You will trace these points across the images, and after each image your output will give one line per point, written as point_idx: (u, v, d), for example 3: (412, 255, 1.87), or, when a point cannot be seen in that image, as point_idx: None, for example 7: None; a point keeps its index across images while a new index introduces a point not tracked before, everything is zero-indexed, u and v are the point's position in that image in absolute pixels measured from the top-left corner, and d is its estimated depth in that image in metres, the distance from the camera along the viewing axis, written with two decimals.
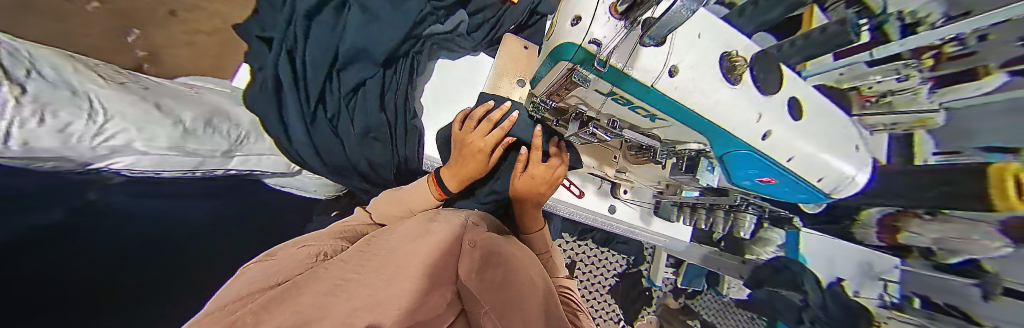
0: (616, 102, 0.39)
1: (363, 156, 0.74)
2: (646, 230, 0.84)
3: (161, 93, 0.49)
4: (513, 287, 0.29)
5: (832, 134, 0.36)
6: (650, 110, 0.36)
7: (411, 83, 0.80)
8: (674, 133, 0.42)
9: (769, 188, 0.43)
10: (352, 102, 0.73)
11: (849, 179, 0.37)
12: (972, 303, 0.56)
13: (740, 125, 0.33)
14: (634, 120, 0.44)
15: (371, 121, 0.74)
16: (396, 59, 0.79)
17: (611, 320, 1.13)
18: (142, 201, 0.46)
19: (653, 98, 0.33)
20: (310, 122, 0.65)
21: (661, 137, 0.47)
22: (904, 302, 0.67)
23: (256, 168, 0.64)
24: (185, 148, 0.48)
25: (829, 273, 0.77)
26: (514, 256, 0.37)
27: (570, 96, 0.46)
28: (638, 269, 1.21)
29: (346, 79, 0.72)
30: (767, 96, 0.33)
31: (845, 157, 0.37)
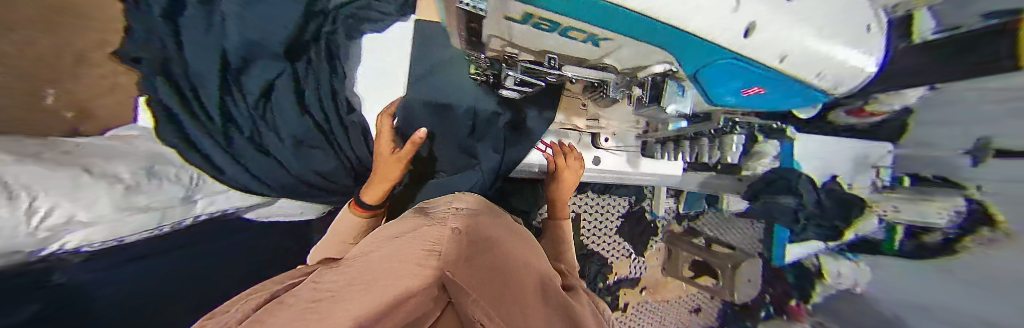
0: (542, 28, 0.27)
1: (306, 167, 0.67)
2: (633, 174, 0.81)
3: (83, 154, 0.43)
4: (510, 271, 0.27)
5: (851, 15, 0.28)
6: (582, 28, 0.25)
7: (334, 73, 0.71)
8: (627, 55, 0.34)
9: (760, 97, 0.38)
10: (268, 112, 0.62)
11: (856, 72, 0.33)
12: (958, 170, 0.65)
13: (726, 31, 0.22)
14: (577, 52, 0.34)
15: (302, 128, 0.65)
16: (305, 47, 0.65)
17: (623, 255, 1.24)
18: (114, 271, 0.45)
19: (592, 12, 0.20)
20: (227, 147, 0.57)
21: (614, 67, 0.39)
22: (895, 183, 0.75)
23: (230, 206, 0.62)
24: (137, 206, 0.45)
25: (824, 172, 0.79)
26: (501, 239, 0.35)
27: (487, 36, 0.33)
28: (640, 206, 1.25)
29: (251, 85, 0.58)
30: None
31: (853, 40, 0.29)
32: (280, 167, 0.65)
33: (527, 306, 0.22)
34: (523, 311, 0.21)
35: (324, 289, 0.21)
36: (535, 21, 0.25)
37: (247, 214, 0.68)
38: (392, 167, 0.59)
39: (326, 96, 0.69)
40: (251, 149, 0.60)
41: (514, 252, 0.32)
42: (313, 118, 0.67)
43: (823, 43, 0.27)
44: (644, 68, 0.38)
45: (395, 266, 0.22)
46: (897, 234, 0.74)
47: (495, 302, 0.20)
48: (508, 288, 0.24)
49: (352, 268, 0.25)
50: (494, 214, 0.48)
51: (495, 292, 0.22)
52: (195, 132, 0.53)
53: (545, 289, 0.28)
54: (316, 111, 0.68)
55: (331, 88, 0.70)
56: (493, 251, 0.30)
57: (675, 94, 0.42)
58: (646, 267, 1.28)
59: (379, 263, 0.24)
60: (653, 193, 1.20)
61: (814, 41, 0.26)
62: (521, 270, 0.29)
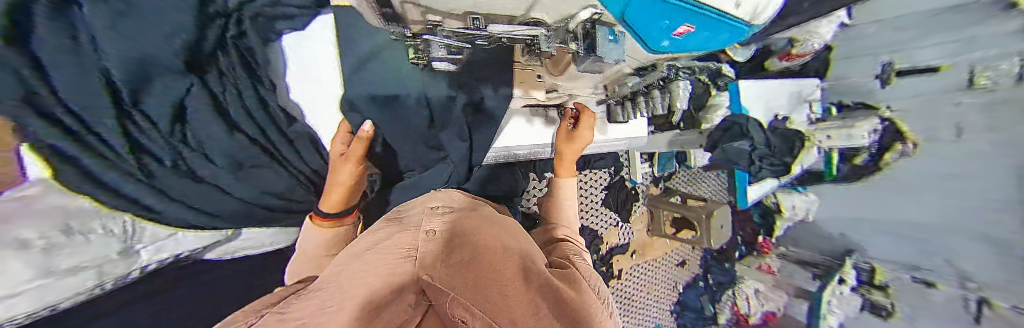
0: None
1: (255, 188, 0.61)
2: (605, 140, 0.85)
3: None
4: (484, 261, 0.26)
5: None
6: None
7: (255, 79, 0.56)
8: (558, 6, 0.28)
9: (698, 46, 0.32)
10: (189, 133, 0.50)
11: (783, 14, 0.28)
12: (870, 94, 0.81)
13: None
14: (500, 7, 0.27)
15: (232, 150, 0.55)
16: (218, 48, 0.50)
17: (611, 224, 1.31)
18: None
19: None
20: (146, 180, 0.46)
21: (548, 22, 0.34)
22: (825, 114, 0.86)
23: (180, 250, 0.56)
24: (59, 269, 0.39)
25: (769, 113, 0.87)
26: (477, 229, 0.34)
27: (398, 3, 0.27)
28: (619, 176, 1.31)
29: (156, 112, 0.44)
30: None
31: None
32: (217, 194, 0.56)
33: (509, 288, 0.22)
34: (503, 291, 0.21)
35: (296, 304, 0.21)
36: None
37: (211, 255, 0.63)
38: (342, 169, 0.56)
39: (254, 106, 0.56)
40: (179, 179, 0.51)
41: (493, 240, 0.32)
42: (249, 135, 0.56)
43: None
44: (571, 17, 0.33)
45: (355, 289, 0.20)
46: (834, 159, 0.85)
47: (473, 294, 0.20)
48: (487, 278, 0.23)
49: (324, 288, 0.24)
50: (470, 205, 0.47)
51: (474, 280, 0.22)
52: (106, 177, 0.42)
53: (528, 265, 0.28)
54: (251, 125, 0.56)
55: (259, 98, 0.57)
56: (469, 242, 0.30)
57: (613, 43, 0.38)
58: (633, 231, 1.37)
59: (342, 284, 0.22)
60: (628, 161, 1.25)
61: None
62: (500, 253, 0.29)
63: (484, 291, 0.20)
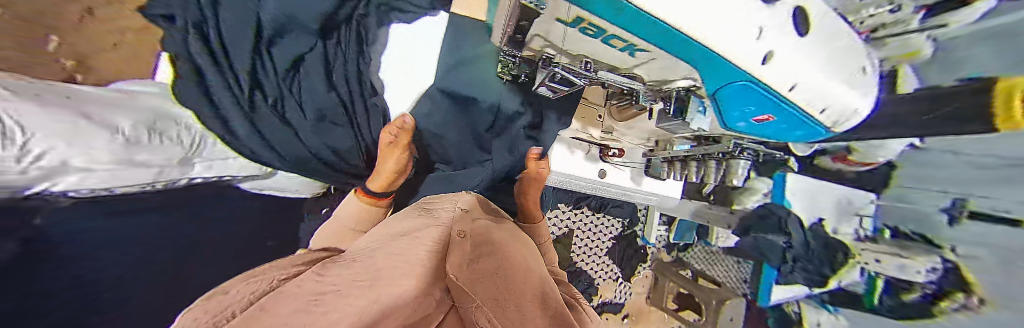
0: (585, 33, 0.29)
1: (322, 142, 0.67)
2: (636, 190, 0.84)
3: (86, 100, 0.41)
4: (502, 276, 0.30)
5: (843, 57, 0.29)
6: (626, 37, 0.26)
7: (361, 55, 0.71)
8: (660, 70, 0.35)
9: (767, 128, 0.39)
10: (296, 83, 0.64)
11: (856, 113, 0.33)
12: (937, 229, 0.66)
13: (742, 53, 0.22)
14: (610, 58, 0.35)
15: (321, 102, 0.65)
16: (337, 26, 0.67)
17: (610, 277, 1.24)
18: (82, 227, 0.41)
19: (639, 22, 0.20)
20: (251, 111, 0.57)
21: (644, 79, 0.41)
22: (877, 234, 0.76)
23: (226, 174, 0.62)
24: (134, 161, 0.45)
25: (812, 214, 0.83)
26: (500, 244, 0.39)
27: (530, 36, 0.35)
28: (632, 229, 1.26)
29: (279, 56, 0.61)
30: (768, 6, 0.22)
31: (853, 83, 0.31)
32: (296, 139, 0.64)
33: (525, 300, 0.26)
34: (520, 304, 0.24)
35: (328, 282, 0.26)
36: (584, 24, 0.26)
37: (243, 184, 0.69)
38: (389, 156, 0.62)
39: (353, 79, 0.70)
40: (273, 118, 0.60)
41: (515, 260, 0.36)
42: (338, 94, 0.68)
43: (831, 79, 0.28)
44: (668, 82, 0.40)
45: (390, 279, 0.25)
46: (877, 288, 0.75)
47: (493, 303, 0.24)
48: (504, 291, 0.27)
49: (361, 269, 0.29)
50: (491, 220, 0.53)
51: (495, 294, 0.26)
52: (222, 100, 0.53)
53: (545, 289, 0.31)
54: (342, 89, 0.68)
55: (357, 70, 0.71)
56: (492, 259, 0.33)
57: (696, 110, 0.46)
58: (632, 293, 1.28)
59: (382, 269, 0.28)
60: (646, 217, 1.21)
61: (825, 76, 0.28)
62: (521, 276, 0.32)
63: (499, 308, 0.23)
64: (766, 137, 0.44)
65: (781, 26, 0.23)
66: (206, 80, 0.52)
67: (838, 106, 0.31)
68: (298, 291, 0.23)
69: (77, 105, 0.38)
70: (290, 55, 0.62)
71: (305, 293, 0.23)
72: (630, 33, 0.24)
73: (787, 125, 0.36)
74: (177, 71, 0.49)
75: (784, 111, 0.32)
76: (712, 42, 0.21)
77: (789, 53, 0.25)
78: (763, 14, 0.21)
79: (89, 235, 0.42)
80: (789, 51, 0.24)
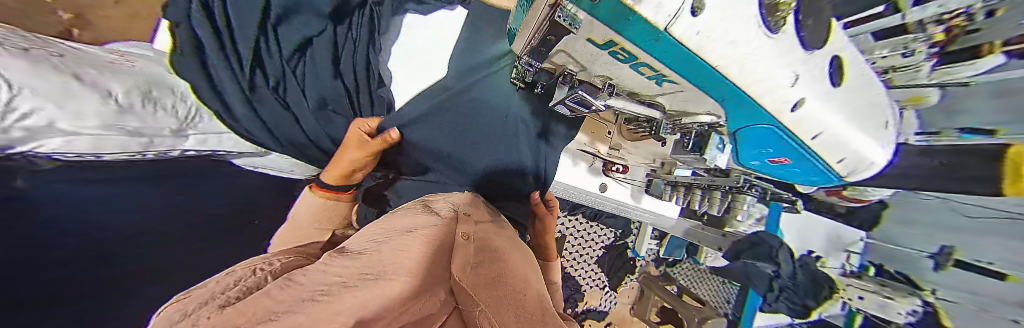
0: (615, 57, 0.28)
1: (322, 130, 0.71)
2: (635, 207, 0.84)
3: (75, 62, 0.41)
4: (502, 287, 0.29)
5: (868, 111, 0.30)
6: (657, 68, 0.25)
7: (370, 43, 0.72)
8: (683, 102, 0.34)
9: (780, 169, 0.39)
10: (299, 66, 0.68)
11: (871, 166, 0.34)
12: (922, 271, 0.67)
13: (770, 94, 0.23)
14: (636, 84, 0.35)
15: (324, 90, 0.69)
16: (348, 13, 0.72)
17: (597, 285, 1.24)
18: (75, 188, 0.39)
19: (675, 55, 0.21)
20: (249, 92, 0.61)
21: (665, 107, 0.40)
22: (862, 270, 0.76)
23: (218, 149, 0.61)
24: (123, 128, 0.45)
25: (802, 246, 0.84)
26: (501, 259, 0.39)
27: (555, 51, 0.34)
28: (624, 241, 1.27)
29: (284, 36, 0.66)
30: (807, 53, 0.23)
31: (873, 135, 0.31)
32: (294, 123, 0.68)
33: (526, 314, 0.25)
34: (521, 317, 0.24)
35: (332, 273, 0.27)
36: (615, 48, 0.25)
37: (236, 160, 0.67)
38: (349, 151, 0.60)
39: (360, 68, 0.72)
40: (270, 100, 0.64)
41: (514, 275, 0.36)
42: (342, 82, 0.71)
43: (852, 129, 0.29)
44: (690, 115, 0.38)
45: (392, 271, 0.26)
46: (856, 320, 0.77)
47: (497, 306, 0.24)
48: (507, 300, 0.26)
49: (364, 260, 0.30)
50: (491, 228, 0.53)
51: (500, 303, 0.25)
52: (223, 78, 0.58)
53: (543, 309, 0.31)
54: (346, 78, 0.72)
55: (366, 60, 0.73)
56: (492, 266, 0.34)
57: (716, 149, 0.44)
58: (617, 302, 1.29)
59: (388, 261, 0.29)
60: (638, 230, 1.22)
61: (848, 127, 0.28)
62: (520, 289, 0.33)
63: (503, 306, 0.24)
64: (778, 178, 0.44)
65: (811, 75, 0.24)
66: (206, 59, 0.58)
67: (854, 158, 0.32)
68: (292, 288, 0.22)
69: (67, 66, 0.39)
70: (296, 39, 0.67)
71: (301, 291, 0.22)
72: (663, 63, 0.24)
73: (801, 169, 0.37)
74: (177, 43, 0.55)
75: (800, 155, 0.32)
76: (742, 80, 0.22)
77: (817, 101, 0.25)
78: (798, 59, 0.22)
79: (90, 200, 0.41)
80: (817, 99, 0.25)
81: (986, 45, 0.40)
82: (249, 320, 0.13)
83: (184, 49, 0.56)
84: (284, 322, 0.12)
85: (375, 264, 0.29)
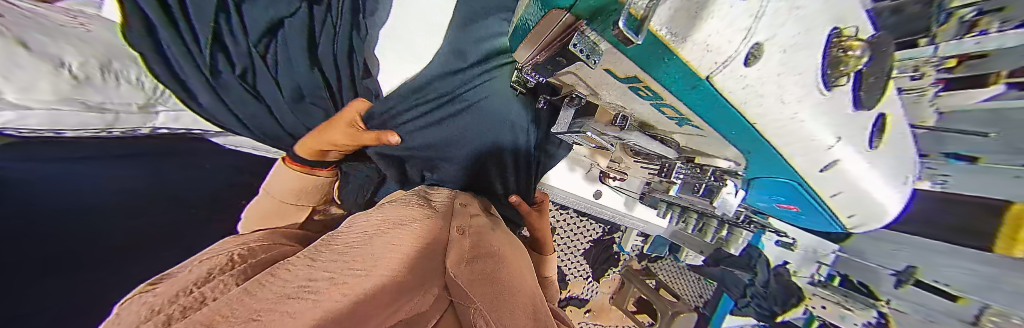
0: (637, 93, 0.27)
1: (300, 124, 0.60)
2: (628, 215, 0.85)
3: (19, 24, 0.36)
4: (496, 283, 0.30)
5: (899, 169, 0.29)
6: (681, 108, 0.24)
7: (354, 28, 0.58)
8: (702, 144, 0.33)
9: (788, 210, 0.40)
10: (271, 51, 0.55)
11: (882, 215, 0.34)
12: (878, 283, 0.69)
13: (805, 154, 0.24)
14: (651, 119, 0.33)
15: (301, 80, 0.57)
16: None
17: (581, 275, 1.30)
18: (30, 180, 0.36)
19: (709, 102, 0.21)
20: (211, 77, 0.50)
21: (680, 144, 0.38)
22: (827, 280, 0.80)
23: (196, 128, 0.57)
24: (83, 102, 0.41)
25: (778, 257, 0.88)
26: (499, 256, 0.39)
27: (563, 72, 0.32)
28: (611, 236, 1.31)
29: (252, 17, 0.51)
30: (858, 112, 0.21)
31: (891, 187, 0.30)
32: (271, 117, 0.58)
33: (521, 313, 0.26)
34: (517, 316, 0.24)
35: (320, 268, 0.24)
36: (638, 85, 0.24)
37: (214, 138, 0.64)
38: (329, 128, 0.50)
39: (342, 55, 0.58)
40: (240, 89, 0.53)
41: (512, 273, 0.37)
42: (322, 71, 0.58)
43: (872, 180, 0.28)
44: (708, 157, 0.37)
45: (380, 267, 0.25)
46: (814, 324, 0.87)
47: (493, 307, 0.23)
48: (503, 300, 0.26)
49: (357, 251, 0.29)
50: (488, 221, 0.54)
51: (495, 301, 0.25)
52: (176, 58, 0.46)
53: (538, 307, 0.31)
54: (327, 65, 0.59)
55: (348, 48, 0.59)
56: (485, 261, 0.35)
57: (730, 193, 0.38)
58: (598, 291, 1.36)
59: (378, 255, 0.28)
60: (625, 227, 1.25)
61: (870, 180, 0.28)
62: (518, 286, 0.34)
63: (504, 309, 0.24)
64: (775, 213, 0.46)
65: (855, 136, 0.23)
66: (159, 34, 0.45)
67: (865, 214, 0.33)
68: (287, 270, 0.23)
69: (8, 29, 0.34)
70: (262, 19, 0.52)
71: (294, 274, 0.22)
72: (693, 107, 0.23)
73: (809, 217, 0.39)
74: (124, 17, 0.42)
75: (809, 202, 0.33)
76: (775, 136, 0.22)
77: (852, 160, 0.25)
78: (847, 120, 0.21)
79: (57, 187, 0.39)
80: (853, 161, 0.25)
81: (991, 76, 0.35)
82: (231, 308, 0.13)
83: (135, 27, 0.42)
84: (253, 311, 0.12)
85: (365, 254, 0.28)
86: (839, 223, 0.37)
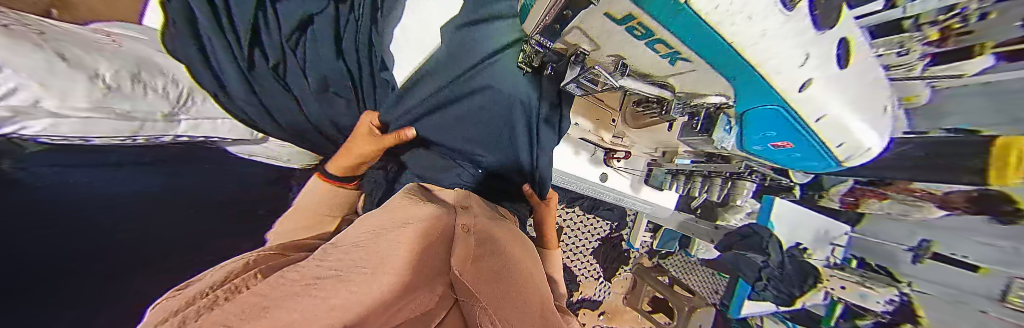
0: (631, 33, 0.28)
1: (324, 114, 0.62)
2: (634, 197, 0.85)
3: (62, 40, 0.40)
4: (500, 280, 0.30)
5: (879, 96, 0.30)
6: (672, 42, 0.26)
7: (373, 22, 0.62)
8: (697, 82, 0.35)
9: (782, 155, 0.42)
10: (298, 47, 0.58)
11: (866, 150, 0.34)
12: (897, 264, 0.70)
13: (779, 74, 0.24)
14: (646, 63, 0.35)
15: (328, 69, 0.59)
16: None
17: (592, 275, 1.27)
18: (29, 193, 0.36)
19: (690, 29, 0.22)
20: (247, 70, 0.52)
21: (675, 87, 0.40)
22: (845, 263, 0.79)
23: (212, 134, 0.59)
24: (112, 110, 0.43)
25: (790, 238, 0.87)
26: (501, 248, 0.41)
27: (570, 26, 0.34)
28: (619, 233, 1.29)
29: (286, 12, 0.56)
30: (818, 34, 0.22)
31: (873, 119, 0.31)
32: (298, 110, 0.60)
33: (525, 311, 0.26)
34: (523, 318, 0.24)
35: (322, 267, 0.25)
36: (632, 23, 0.26)
37: (230, 147, 0.66)
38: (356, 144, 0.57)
39: (363, 49, 0.62)
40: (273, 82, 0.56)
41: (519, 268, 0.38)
42: (346, 63, 0.61)
43: (854, 111, 0.29)
44: (701, 96, 0.38)
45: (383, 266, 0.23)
46: (837, 310, 0.84)
47: (497, 312, 0.23)
48: (508, 300, 0.27)
49: (360, 250, 0.29)
50: (491, 221, 0.53)
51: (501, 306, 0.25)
52: (217, 48, 0.49)
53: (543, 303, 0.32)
54: (350, 58, 0.62)
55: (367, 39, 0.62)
56: (493, 258, 0.36)
57: (723, 133, 0.45)
58: (610, 292, 1.33)
59: (383, 250, 0.27)
60: (634, 223, 1.25)
61: (854, 110, 0.29)
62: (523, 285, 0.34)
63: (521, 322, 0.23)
64: (778, 161, 0.47)
65: (824, 54, 0.23)
66: (199, 28, 0.49)
67: (853, 144, 0.33)
68: (299, 271, 0.24)
69: (51, 45, 0.37)
70: (295, 15, 0.56)
71: (304, 272, 0.23)
72: (678, 37, 0.24)
73: (802, 152, 0.38)
74: (168, 16, 0.46)
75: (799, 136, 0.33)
76: (756, 57, 0.22)
77: (827, 89, 0.26)
78: (814, 39, 0.22)
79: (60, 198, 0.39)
80: (828, 90, 0.26)
81: (975, 47, 0.34)
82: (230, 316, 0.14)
83: (175, 26, 0.46)
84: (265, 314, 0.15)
85: (372, 247, 0.29)
86: (833, 162, 0.38)
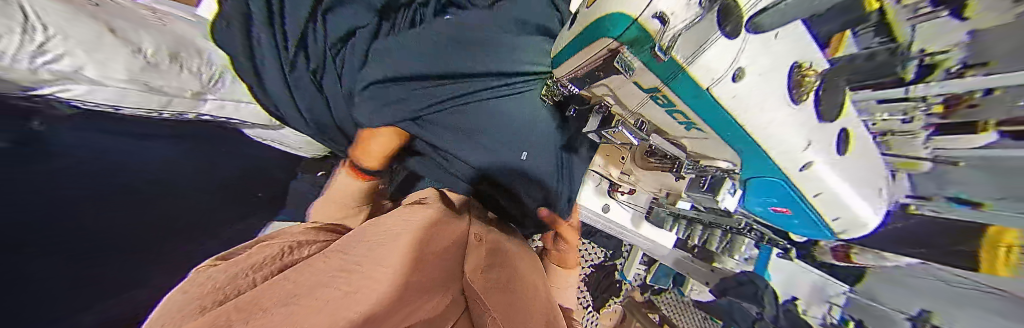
0: (655, 102, 0.31)
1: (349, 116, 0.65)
2: (633, 232, 0.86)
3: (112, 14, 0.44)
4: (509, 287, 0.32)
5: (870, 177, 0.33)
6: (689, 116, 0.29)
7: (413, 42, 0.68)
8: (705, 147, 0.36)
9: (782, 220, 0.43)
10: (340, 55, 0.61)
11: (861, 225, 0.37)
12: None
13: (784, 153, 0.27)
14: (660, 121, 0.37)
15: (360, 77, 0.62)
16: (395, 10, 0.67)
17: (581, 303, 1.27)
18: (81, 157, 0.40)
19: (712, 110, 0.25)
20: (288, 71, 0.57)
21: (686, 146, 0.40)
22: None
23: (234, 117, 0.60)
24: (148, 84, 0.45)
25: None
26: (506, 256, 0.43)
27: (594, 85, 0.38)
28: (614, 262, 1.29)
29: (337, 25, 0.60)
30: (820, 124, 0.25)
31: (867, 199, 0.34)
32: (326, 107, 0.63)
33: (531, 317, 0.29)
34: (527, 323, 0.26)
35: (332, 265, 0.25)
36: (657, 94, 0.29)
37: (247, 131, 0.67)
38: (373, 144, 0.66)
39: None
40: (309, 83, 0.59)
41: (526, 275, 0.40)
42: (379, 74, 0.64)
43: (850, 190, 0.32)
44: (710, 159, 0.39)
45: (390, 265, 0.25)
46: None
47: (504, 315, 0.26)
48: (517, 306, 0.29)
49: (377, 246, 0.30)
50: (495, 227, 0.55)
51: (508, 312, 0.27)
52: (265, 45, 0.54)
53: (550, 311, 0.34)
54: (384, 69, 0.64)
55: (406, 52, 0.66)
56: (499, 267, 0.37)
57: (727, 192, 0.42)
58: (598, 323, 1.31)
59: (390, 251, 0.29)
60: (629, 254, 1.23)
61: (846, 190, 0.32)
62: (532, 293, 0.35)
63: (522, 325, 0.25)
64: (774, 225, 0.48)
65: (824, 142, 0.27)
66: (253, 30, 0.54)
67: (846, 221, 0.37)
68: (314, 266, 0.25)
69: (100, 17, 0.41)
70: (343, 27, 0.61)
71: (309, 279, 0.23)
72: (698, 114, 0.27)
73: (799, 220, 0.40)
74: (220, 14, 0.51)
75: (801, 207, 0.36)
76: (767, 140, 0.26)
77: (825, 166, 0.29)
78: (814, 129, 0.25)
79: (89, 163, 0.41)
80: (824, 167, 0.29)
81: None
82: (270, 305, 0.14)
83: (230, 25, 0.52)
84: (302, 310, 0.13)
85: (393, 244, 0.30)
86: (828, 231, 0.40)
